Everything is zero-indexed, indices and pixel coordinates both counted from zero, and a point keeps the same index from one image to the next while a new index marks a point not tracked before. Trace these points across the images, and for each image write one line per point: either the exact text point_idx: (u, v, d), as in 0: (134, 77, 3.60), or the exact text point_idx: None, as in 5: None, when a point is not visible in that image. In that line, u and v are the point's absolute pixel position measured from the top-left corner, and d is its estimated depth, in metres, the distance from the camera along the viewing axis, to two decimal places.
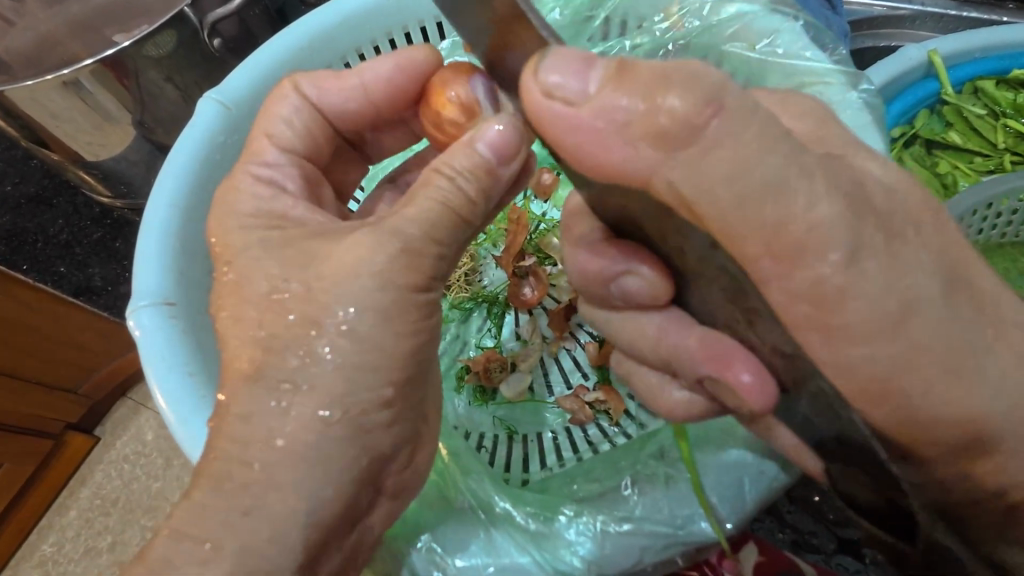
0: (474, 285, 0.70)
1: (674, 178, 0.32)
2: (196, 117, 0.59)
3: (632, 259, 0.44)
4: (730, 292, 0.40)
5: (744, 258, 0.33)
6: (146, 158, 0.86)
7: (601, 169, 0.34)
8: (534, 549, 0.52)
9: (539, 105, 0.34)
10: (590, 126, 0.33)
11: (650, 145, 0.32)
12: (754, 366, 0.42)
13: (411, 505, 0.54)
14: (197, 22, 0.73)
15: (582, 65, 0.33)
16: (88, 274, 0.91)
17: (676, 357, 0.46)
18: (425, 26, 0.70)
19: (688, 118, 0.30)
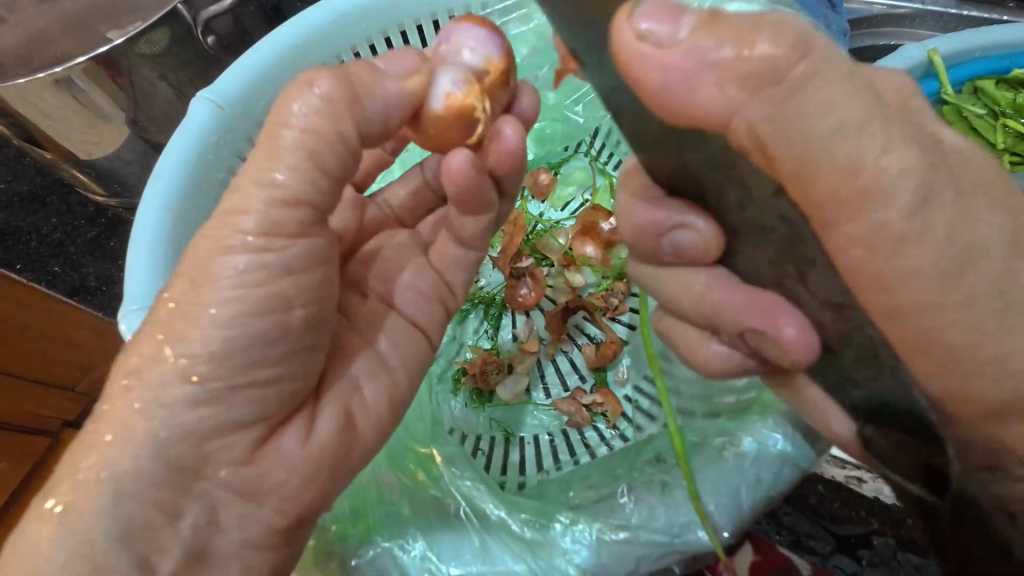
0: (471, 287, 0.69)
1: (755, 116, 0.32)
2: (189, 117, 0.58)
3: (690, 210, 0.43)
4: (781, 244, 0.39)
5: (820, 217, 0.33)
6: (140, 157, 0.85)
7: (688, 116, 0.33)
8: (530, 558, 0.51)
9: (632, 52, 0.32)
10: (681, 69, 0.31)
11: (742, 87, 0.31)
12: (799, 319, 0.42)
13: (405, 512, 0.54)
14: (191, 19, 0.72)
15: (672, 9, 0.31)
16: (82, 274, 0.90)
17: (718, 313, 0.46)
18: (421, 24, 0.70)
19: (778, 58, 0.30)
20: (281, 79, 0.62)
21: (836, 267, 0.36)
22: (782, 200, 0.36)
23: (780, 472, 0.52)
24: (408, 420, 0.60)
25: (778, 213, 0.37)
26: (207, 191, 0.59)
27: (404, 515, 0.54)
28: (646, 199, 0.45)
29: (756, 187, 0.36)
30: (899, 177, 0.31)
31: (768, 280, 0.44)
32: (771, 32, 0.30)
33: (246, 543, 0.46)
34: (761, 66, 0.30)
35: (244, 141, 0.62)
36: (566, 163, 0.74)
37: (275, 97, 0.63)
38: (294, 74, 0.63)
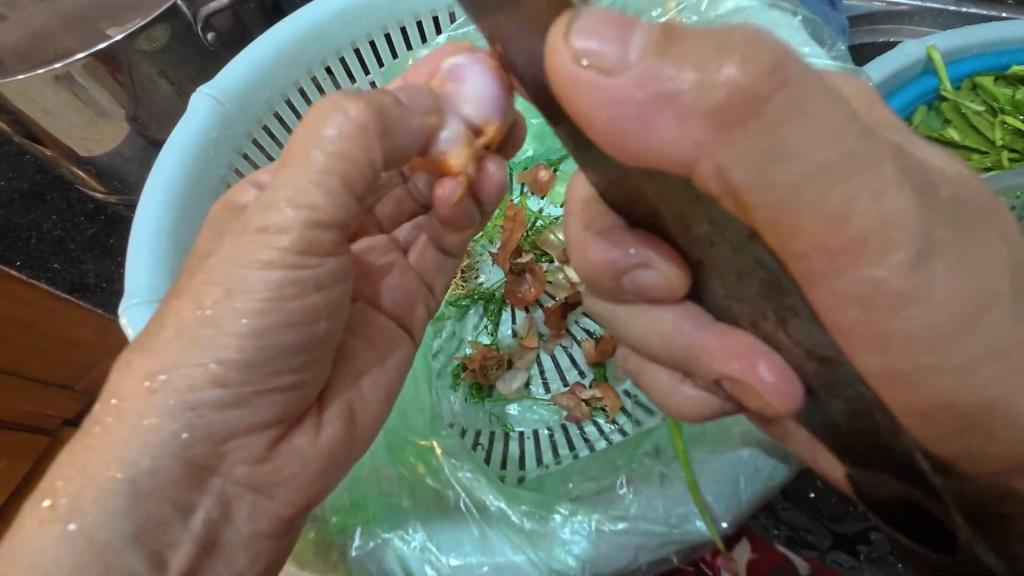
0: (471, 283, 0.70)
1: (727, 159, 0.31)
2: (189, 112, 0.58)
3: (649, 253, 0.42)
4: (762, 286, 0.38)
5: (787, 253, 0.33)
6: (140, 154, 0.85)
7: (643, 152, 0.32)
8: (529, 548, 0.52)
9: (569, 73, 0.30)
10: (631, 101, 0.30)
11: (704, 124, 0.30)
12: (778, 362, 0.41)
13: (406, 504, 0.54)
14: (191, 16, 0.72)
15: (618, 26, 0.29)
16: (82, 270, 0.89)
17: (697, 355, 0.46)
18: (421, 20, 0.70)
19: (747, 86, 0.28)
20: (281, 75, 0.62)
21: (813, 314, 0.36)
22: (758, 243, 0.35)
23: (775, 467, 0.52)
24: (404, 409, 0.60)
25: (751, 255, 0.36)
26: (207, 187, 0.59)
27: (404, 506, 0.54)
28: (602, 234, 0.45)
29: (725, 231, 0.36)
30: (874, 211, 0.30)
31: (743, 321, 0.43)
32: (739, 55, 0.28)
33: (241, 545, 0.46)
34: (727, 94, 0.28)
35: (244, 137, 0.62)
36: (565, 160, 0.73)
37: (275, 93, 0.63)
38: (294, 69, 0.63)
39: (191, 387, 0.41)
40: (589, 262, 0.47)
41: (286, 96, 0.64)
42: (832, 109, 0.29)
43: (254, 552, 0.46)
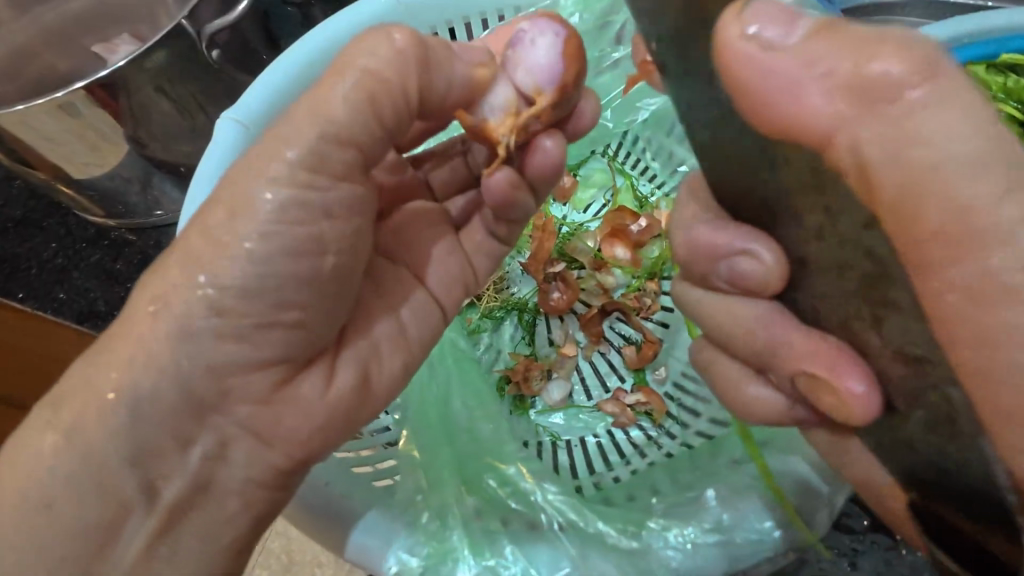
0: (504, 293, 0.70)
1: (865, 133, 0.34)
2: (215, 139, 0.57)
3: (754, 241, 0.47)
4: (863, 281, 0.39)
5: (909, 238, 0.35)
6: (141, 174, 0.82)
7: (785, 121, 0.37)
8: (632, 567, 0.50)
9: (733, 46, 0.36)
10: (788, 74, 0.36)
11: (847, 100, 0.34)
12: (866, 375, 0.43)
13: (498, 527, 0.53)
14: (194, 34, 0.71)
15: (789, 16, 0.36)
16: (88, 298, 0.85)
17: (777, 352, 0.49)
18: (435, 32, 0.70)
19: (914, 73, 0.33)
20: (301, 94, 0.62)
21: (919, 304, 0.37)
22: (874, 231, 0.37)
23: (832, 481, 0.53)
24: (458, 412, 0.62)
25: (864, 247, 0.38)
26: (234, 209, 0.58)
27: (495, 529, 0.53)
28: (710, 224, 0.50)
29: (839, 218, 0.38)
30: (1005, 211, 0.34)
31: (833, 326, 0.46)
32: (896, 53, 0.33)
33: (234, 487, 0.47)
34: (879, 79, 0.33)
35: None
36: (583, 165, 0.74)
37: None
38: None
39: (230, 320, 0.45)
40: (691, 245, 0.52)
41: None
42: (986, 113, 0.33)
43: (249, 495, 0.48)
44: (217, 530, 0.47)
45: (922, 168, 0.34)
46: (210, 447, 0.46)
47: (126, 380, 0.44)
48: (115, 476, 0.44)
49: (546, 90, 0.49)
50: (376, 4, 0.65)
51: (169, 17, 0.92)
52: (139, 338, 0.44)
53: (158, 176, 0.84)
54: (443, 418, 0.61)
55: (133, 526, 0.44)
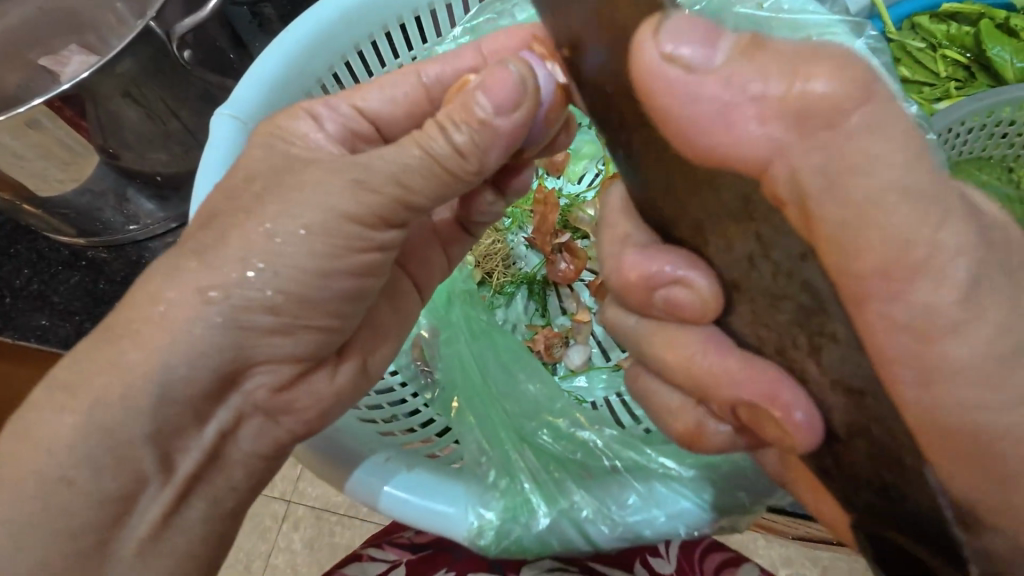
0: (512, 268, 0.72)
1: (801, 165, 0.31)
2: (213, 136, 0.55)
3: (684, 268, 0.40)
4: (799, 315, 0.34)
5: (847, 273, 0.32)
6: (114, 186, 0.79)
7: (709, 153, 0.33)
8: (699, 491, 0.49)
9: (655, 71, 0.32)
10: (715, 99, 0.32)
11: (788, 126, 0.31)
12: (807, 404, 0.37)
13: (556, 475, 0.52)
14: (164, 36, 0.68)
15: (707, 33, 0.32)
16: (75, 322, 0.82)
17: (713, 380, 0.42)
18: (419, 14, 0.67)
19: (835, 98, 0.30)
20: (293, 87, 0.59)
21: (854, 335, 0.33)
22: (809, 264, 0.33)
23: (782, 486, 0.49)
24: (499, 375, 0.62)
25: (799, 279, 0.33)
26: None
27: (554, 476, 0.52)
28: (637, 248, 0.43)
29: (772, 249, 0.34)
30: (946, 240, 0.31)
31: (768, 349, 0.39)
32: (826, 71, 0.29)
33: (243, 457, 0.47)
34: (805, 103, 0.30)
35: None
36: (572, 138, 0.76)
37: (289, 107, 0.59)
38: (304, 79, 0.60)
39: (263, 316, 0.43)
40: (619, 276, 0.44)
41: None
42: (914, 141, 0.30)
43: (257, 462, 0.48)
44: (228, 499, 0.47)
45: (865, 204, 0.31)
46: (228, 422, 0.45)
47: (130, 370, 0.41)
48: (125, 455, 0.41)
49: (524, 108, 0.42)
50: None
51: (123, 24, 0.87)
52: (141, 335, 0.41)
53: (134, 188, 0.81)
54: (484, 383, 0.60)
55: (148, 500, 0.43)
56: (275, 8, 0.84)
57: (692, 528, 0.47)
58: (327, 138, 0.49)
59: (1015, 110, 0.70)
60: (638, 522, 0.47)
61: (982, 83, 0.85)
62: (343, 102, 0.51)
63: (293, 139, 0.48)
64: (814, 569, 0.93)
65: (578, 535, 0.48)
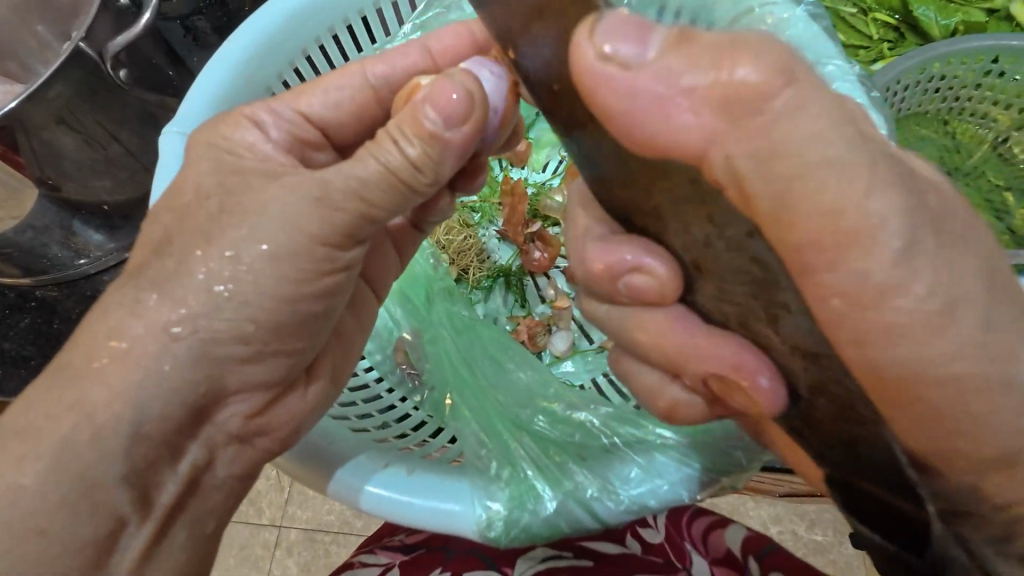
0: (487, 263, 0.71)
1: (735, 151, 0.32)
2: (163, 154, 0.53)
3: (641, 253, 0.41)
4: (754, 288, 0.36)
5: (788, 246, 0.33)
6: (56, 220, 0.76)
7: (655, 142, 0.33)
8: (696, 457, 0.50)
9: (591, 71, 0.32)
10: (649, 92, 0.32)
11: (716, 115, 0.32)
12: (768, 368, 0.39)
13: (556, 460, 0.53)
14: (97, 57, 0.64)
15: (640, 29, 0.32)
16: (31, 367, 0.78)
17: (683, 357, 0.43)
18: (366, 15, 0.65)
19: (759, 89, 0.31)
20: (243, 97, 0.57)
21: (805, 305, 0.34)
22: (756, 239, 0.34)
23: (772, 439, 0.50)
24: (489, 367, 0.61)
25: (748, 253, 0.35)
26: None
27: (552, 460, 0.52)
28: (598, 238, 0.44)
29: (724, 230, 0.35)
30: (871, 207, 0.31)
31: (731, 322, 0.41)
32: (749, 57, 0.31)
33: (217, 481, 0.46)
34: (733, 91, 0.31)
35: None
36: (533, 126, 0.76)
37: None
38: (253, 90, 0.58)
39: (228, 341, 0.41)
40: (585, 265, 0.45)
41: None
42: (838, 114, 0.32)
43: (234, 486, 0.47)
44: (208, 526, 0.45)
45: (799, 171, 0.31)
46: (195, 452, 0.44)
47: (90, 406, 0.39)
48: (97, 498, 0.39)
49: (473, 121, 0.40)
50: None
51: (46, 48, 0.81)
52: (99, 368, 0.39)
53: (80, 220, 0.77)
54: (474, 375, 0.60)
55: (123, 545, 0.41)
56: (210, 21, 0.80)
57: (692, 491, 0.48)
58: (272, 145, 0.47)
59: (945, 64, 0.74)
60: (642, 494, 0.48)
61: (911, 43, 0.88)
62: (287, 106, 0.49)
63: (240, 151, 0.46)
64: (801, 524, 0.96)
65: (586, 514, 0.49)
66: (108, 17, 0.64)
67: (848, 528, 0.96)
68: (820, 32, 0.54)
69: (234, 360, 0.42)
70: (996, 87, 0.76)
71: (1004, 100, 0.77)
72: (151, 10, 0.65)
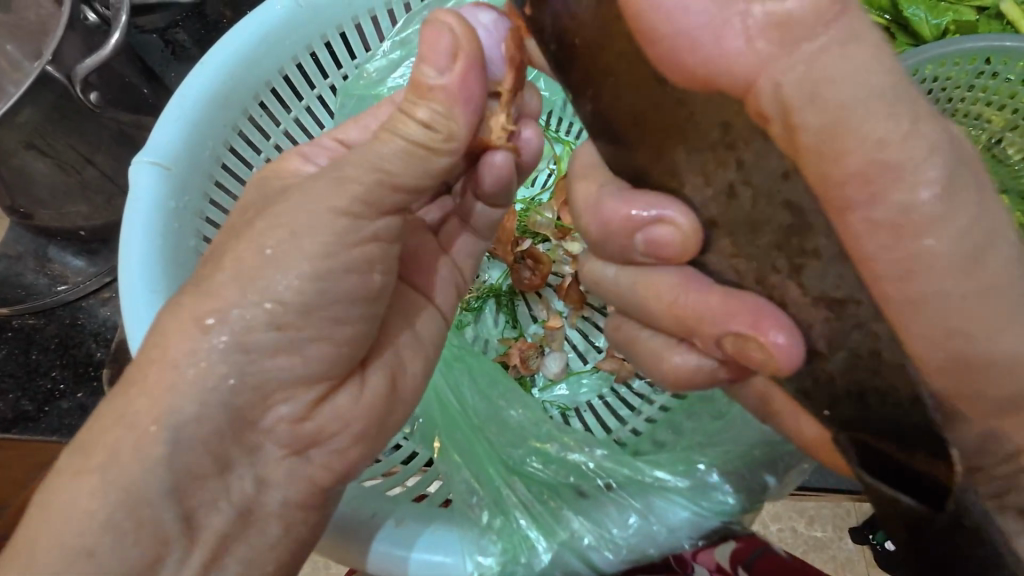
0: (476, 283, 0.70)
1: (783, 78, 0.30)
2: (134, 186, 0.51)
3: (666, 205, 0.37)
4: (781, 237, 0.33)
5: (829, 179, 0.31)
6: (33, 245, 0.79)
7: (709, 63, 0.31)
8: (692, 502, 0.49)
9: None
10: (699, 13, 0.31)
11: (772, 39, 0.31)
12: (786, 324, 0.35)
13: (553, 505, 0.51)
14: (65, 79, 0.61)
15: None
16: (10, 400, 0.75)
17: (694, 318, 0.40)
18: (344, 30, 0.64)
19: (817, 9, 0.29)
20: (219, 121, 0.55)
21: None
22: (795, 179, 0.32)
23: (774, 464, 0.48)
24: (478, 403, 0.59)
25: (782, 197, 0.32)
26: (183, 261, 0.52)
27: (547, 504, 0.51)
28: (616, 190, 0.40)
29: (753, 175, 0.32)
30: None
31: (748, 281, 0.38)
32: None
33: None
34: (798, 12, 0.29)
35: (201, 198, 0.55)
36: None
37: (216, 142, 0.55)
38: (229, 113, 0.56)
39: (195, 389, 0.38)
40: (597, 218, 0.41)
41: (229, 143, 0.57)
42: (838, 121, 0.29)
43: None
44: None
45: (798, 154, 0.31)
46: None
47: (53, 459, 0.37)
48: None
49: (465, 58, 0.39)
50: (276, 8, 0.57)
51: (16, 69, 0.76)
52: None
53: (54, 245, 0.79)
54: (464, 414, 0.57)
55: None
56: (190, 34, 0.78)
57: (692, 538, 0.48)
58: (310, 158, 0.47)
59: (938, 65, 0.72)
60: (640, 542, 0.48)
61: (903, 43, 0.87)
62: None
63: None
64: (801, 520, 0.95)
65: (583, 565, 0.47)
66: (77, 37, 0.61)
67: (847, 522, 0.95)
68: None
69: (208, 406, 0.39)
70: (988, 88, 0.75)
71: (997, 100, 0.76)
72: (121, 30, 0.62)
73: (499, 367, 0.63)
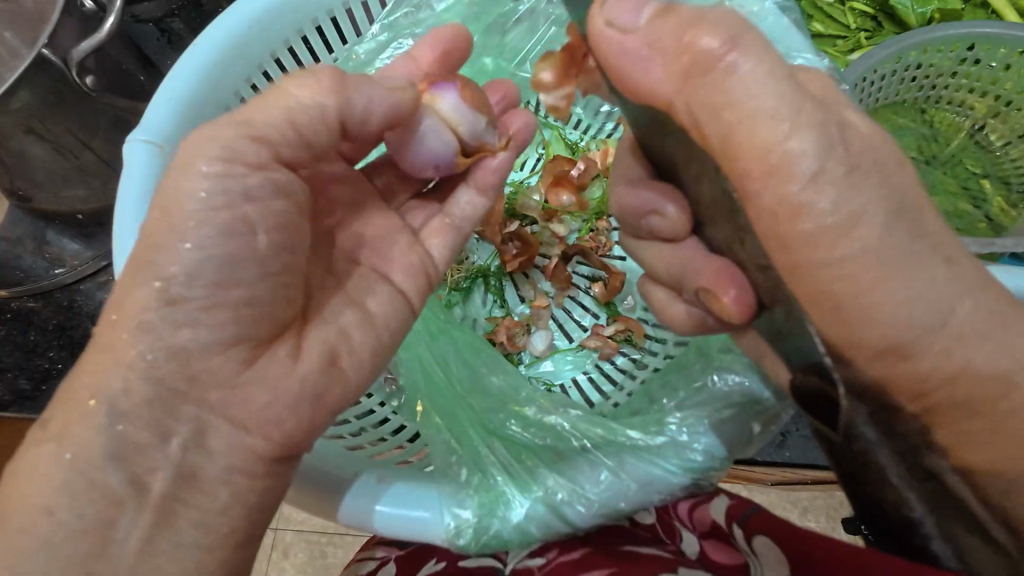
0: (466, 263, 0.71)
1: (693, 97, 0.39)
2: (128, 163, 0.52)
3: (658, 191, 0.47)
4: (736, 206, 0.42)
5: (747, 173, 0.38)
6: (31, 229, 0.81)
7: (639, 89, 0.41)
8: (664, 460, 0.51)
9: (601, 34, 0.40)
10: (638, 50, 0.39)
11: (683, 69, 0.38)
12: (744, 283, 0.44)
13: (530, 464, 0.53)
14: (60, 62, 0.62)
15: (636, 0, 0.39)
16: (8, 379, 0.76)
17: (681, 271, 0.49)
18: (334, 15, 0.65)
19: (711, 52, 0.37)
20: (211, 101, 0.56)
21: None
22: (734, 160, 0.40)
23: (746, 425, 0.52)
24: (462, 371, 0.61)
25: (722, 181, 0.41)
26: None
27: (524, 463, 0.53)
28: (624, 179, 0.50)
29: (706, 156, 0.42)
30: None
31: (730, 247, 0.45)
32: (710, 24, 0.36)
33: None
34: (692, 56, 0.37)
35: None
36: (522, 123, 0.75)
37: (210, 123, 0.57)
38: (222, 94, 0.57)
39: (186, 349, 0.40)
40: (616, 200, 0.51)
41: None
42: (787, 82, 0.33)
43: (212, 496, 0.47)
44: None
45: None
46: None
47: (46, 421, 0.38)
48: None
49: None
50: None
51: (15, 55, 0.76)
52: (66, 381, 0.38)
53: (53, 229, 0.80)
54: (448, 383, 0.59)
55: None
56: (185, 22, 0.78)
57: (659, 494, 0.50)
58: None
59: (923, 51, 0.74)
60: (610, 496, 0.49)
61: (889, 31, 0.88)
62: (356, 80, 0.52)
63: None
64: (794, 511, 0.96)
65: (555, 518, 0.49)
66: (73, 22, 0.62)
67: (841, 513, 0.96)
68: (790, 25, 0.54)
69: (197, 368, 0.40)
70: (971, 74, 0.77)
71: (979, 87, 0.78)
72: (115, 15, 0.62)
73: (484, 340, 0.66)
